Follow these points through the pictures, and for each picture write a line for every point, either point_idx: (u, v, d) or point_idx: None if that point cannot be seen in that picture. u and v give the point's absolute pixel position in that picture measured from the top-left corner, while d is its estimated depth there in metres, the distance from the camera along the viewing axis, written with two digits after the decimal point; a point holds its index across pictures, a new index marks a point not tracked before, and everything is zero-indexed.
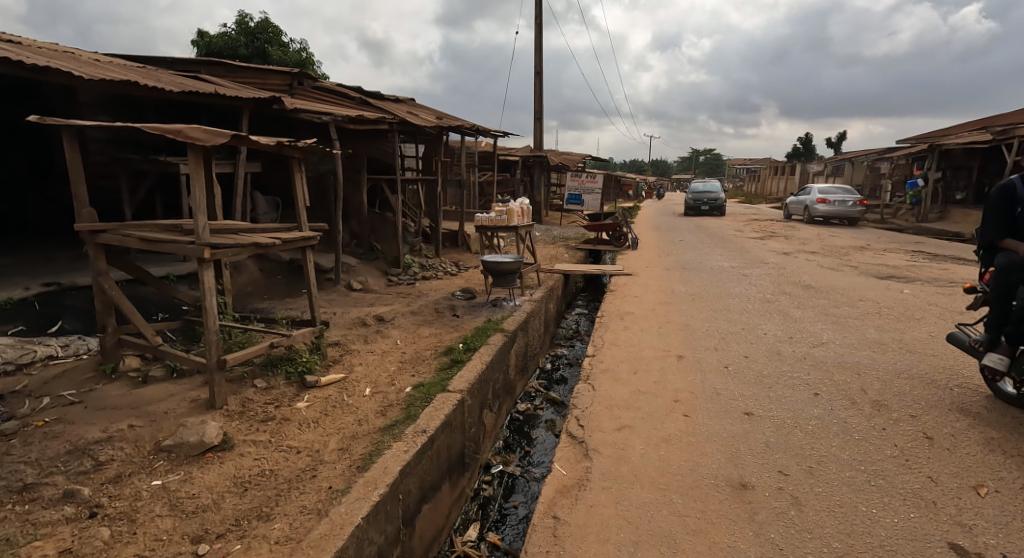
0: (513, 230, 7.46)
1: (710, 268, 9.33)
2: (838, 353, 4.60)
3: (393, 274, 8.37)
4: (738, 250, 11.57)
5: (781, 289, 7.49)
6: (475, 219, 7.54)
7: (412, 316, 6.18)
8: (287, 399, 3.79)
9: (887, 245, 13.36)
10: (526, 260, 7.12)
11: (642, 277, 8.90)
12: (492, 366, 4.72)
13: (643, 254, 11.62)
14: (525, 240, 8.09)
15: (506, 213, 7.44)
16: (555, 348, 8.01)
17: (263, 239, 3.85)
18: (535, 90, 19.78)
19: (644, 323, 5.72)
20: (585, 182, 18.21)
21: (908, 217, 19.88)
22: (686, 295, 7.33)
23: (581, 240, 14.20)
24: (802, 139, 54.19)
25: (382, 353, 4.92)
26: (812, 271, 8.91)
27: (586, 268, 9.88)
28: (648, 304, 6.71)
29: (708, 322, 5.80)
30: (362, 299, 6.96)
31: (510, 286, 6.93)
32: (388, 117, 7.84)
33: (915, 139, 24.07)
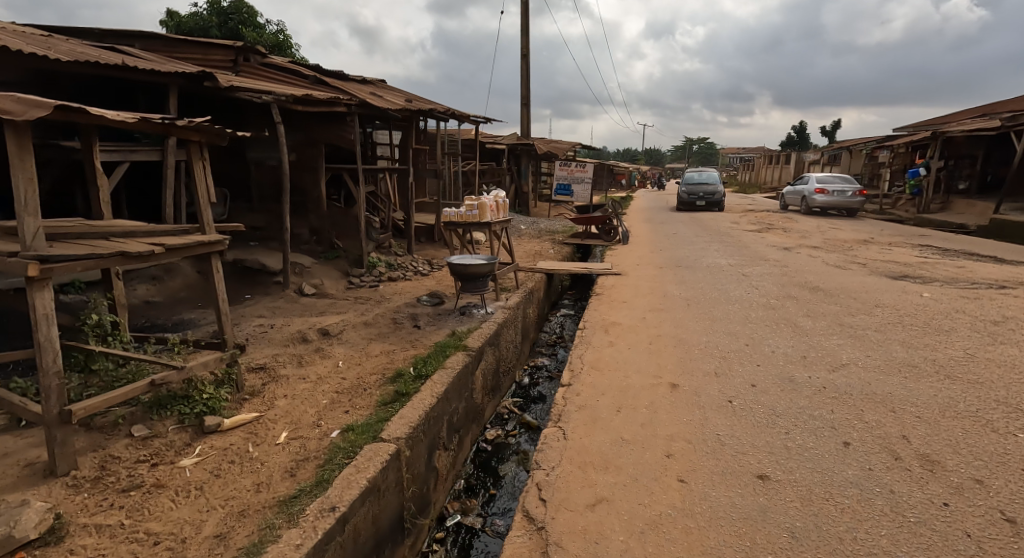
0: (486, 227, 6.62)
1: (706, 267, 8.54)
2: (864, 379, 3.82)
3: (355, 275, 7.53)
4: (735, 246, 10.80)
5: (786, 292, 6.71)
6: (443, 215, 6.68)
7: (365, 329, 5.36)
8: (171, 452, 2.94)
9: (892, 238, 12.61)
10: (499, 261, 6.29)
11: (632, 277, 8.11)
12: (447, 397, 3.91)
13: (634, 250, 10.82)
14: (501, 238, 7.25)
15: (478, 208, 6.59)
16: (534, 358, 7.23)
17: (138, 247, 2.99)
18: (523, 75, 18.81)
19: (632, 337, 4.93)
20: (574, 171, 17.34)
21: (909, 208, 19.16)
22: (680, 299, 6.54)
23: (568, 234, 13.38)
24: (797, 127, 53.42)
25: (317, 379, 4.11)
26: (817, 270, 8.15)
27: (571, 266, 9.08)
28: (638, 312, 5.92)
29: (706, 335, 5.02)
30: (313, 307, 6.13)
31: (480, 291, 6.10)
32: (344, 98, 6.95)
33: (915, 127, 23.32)
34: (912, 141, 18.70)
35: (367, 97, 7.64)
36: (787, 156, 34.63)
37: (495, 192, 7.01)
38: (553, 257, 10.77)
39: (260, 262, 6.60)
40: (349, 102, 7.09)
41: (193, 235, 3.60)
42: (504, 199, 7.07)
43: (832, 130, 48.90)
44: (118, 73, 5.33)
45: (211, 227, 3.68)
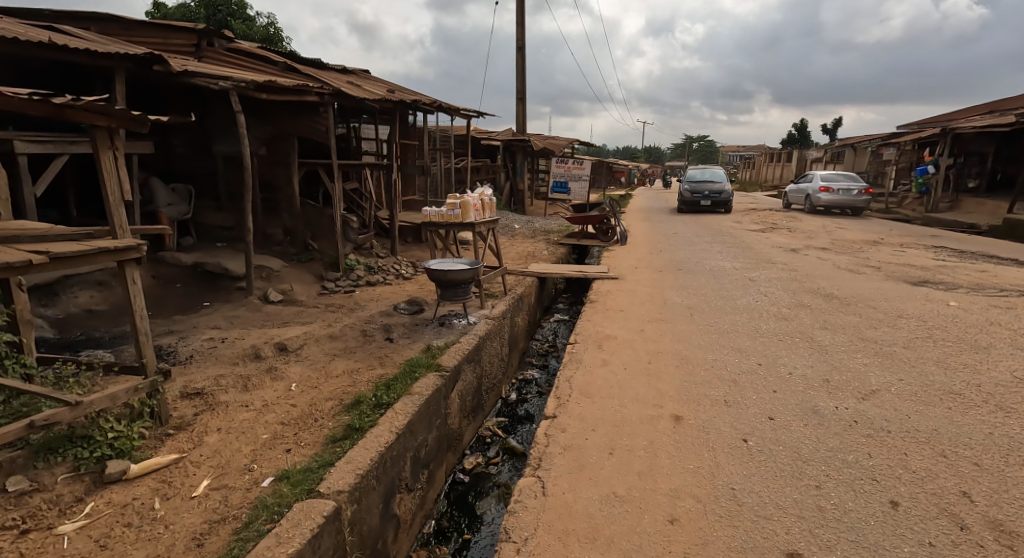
0: (470, 228, 6.02)
1: (709, 271, 7.96)
2: (902, 411, 3.25)
3: (330, 280, 6.95)
4: (739, 247, 10.22)
5: (798, 300, 6.13)
6: (422, 214, 6.10)
7: (329, 343, 4.77)
8: (52, 512, 2.37)
9: (903, 239, 12.04)
10: (483, 266, 5.71)
11: (630, 282, 7.54)
12: (410, 431, 3.33)
13: (632, 251, 10.24)
14: (487, 240, 6.67)
15: (460, 207, 6.01)
16: (523, 371, 6.68)
17: (12, 257, 2.40)
18: (519, 69, 18.22)
19: (630, 354, 4.35)
20: (571, 168, 16.77)
21: (916, 206, 18.59)
22: (682, 307, 5.96)
23: (564, 234, 12.79)
24: (798, 125, 52.80)
25: (261, 406, 3.52)
26: (830, 275, 7.56)
27: (565, 269, 8.52)
28: (636, 323, 5.33)
29: (713, 352, 4.44)
30: (277, 317, 5.55)
31: (461, 299, 5.52)
32: (315, 86, 6.36)
33: (922, 123, 22.73)
34: (920, 138, 18.11)
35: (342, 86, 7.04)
36: (789, 154, 34.02)
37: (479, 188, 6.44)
38: (547, 258, 10.19)
39: (221, 265, 6.05)
40: (321, 91, 6.48)
41: (103, 239, 3.00)
42: (491, 196, 6.53)
43: (833, 127, 48.28)
44: (52, 54, 4.74)
45: (128, 229, 3.08)
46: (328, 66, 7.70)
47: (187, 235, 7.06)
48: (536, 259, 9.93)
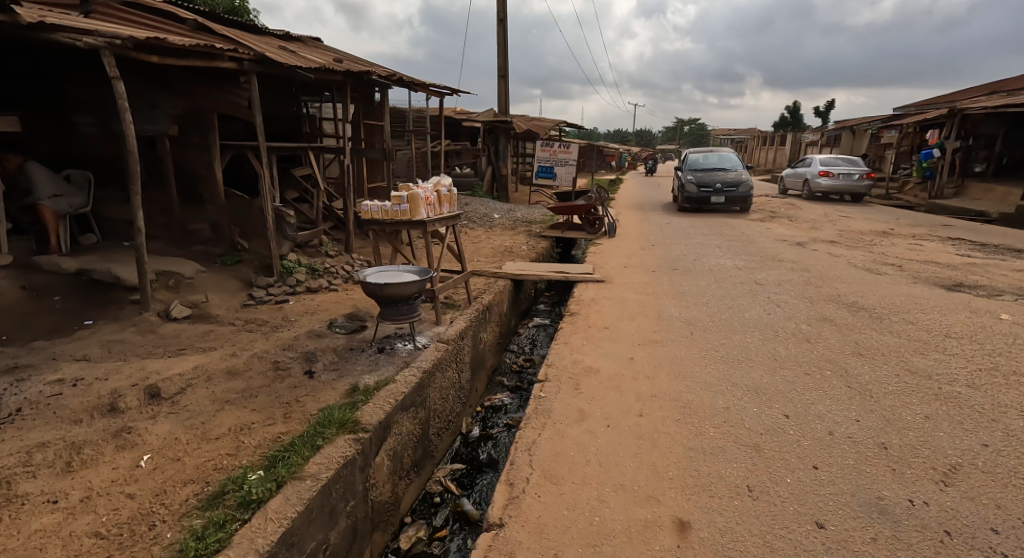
0: (421, 226, 4.90)
1: (708, 271, 6.94)
2: (1009, 512, 2.24)
3: (259, 288, 5.81)
4: (739, 240, 9.21)
5: (818, 312, 5.11)
6: (363, 209, 5.01)
7: (224, 382, 3.67)
8: None
9: (915, 229, 11.07)
10: (434, 275, 4.58)
11: (617, 286, 6.49)
12: (288, 545, 2.27)
13: (620, 246, 9.21)
14: (447, 239, 5.53)
15: (408, 200, 4.86)
16: (491, 395, 5.63)
17: None
18: (502, 45, 16.93)
19: (614, 402, 3.32)
20: (557, 152, 15.61)
21: (920, 192, 17.67)
22: (680, 323, 4.93)
23: (547, 225, 11.70)
24: (791, 107, 51.78)
25: (78, 500, 2.42)
26: (848, 277, 6.55)
27: (544, 269, 7.46)
28: (623, 348, 4.29)
29: (722, 395, 3.41)
30: (175, 341, 4.43)
31: (405, 319, 4.40)
32: (229, 50, 5.13)
33: (924, 104, 21.73)
34: (925, 119, 17.12)
35: (270, 51, 5.80)
36: (784, 136, 32.93)
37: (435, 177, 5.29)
38: (526, 253, 9.11)
39: (112, 273, 4.91)
40: (237, 55, 5.26)
41: None
42: (451, 187, 5.41)
43: (826, 109, 47.29)
44: None
45: None
46: (260, 29, 6.45)
47: (89, 232, 5.93)
48: (512, 255, 8.85)
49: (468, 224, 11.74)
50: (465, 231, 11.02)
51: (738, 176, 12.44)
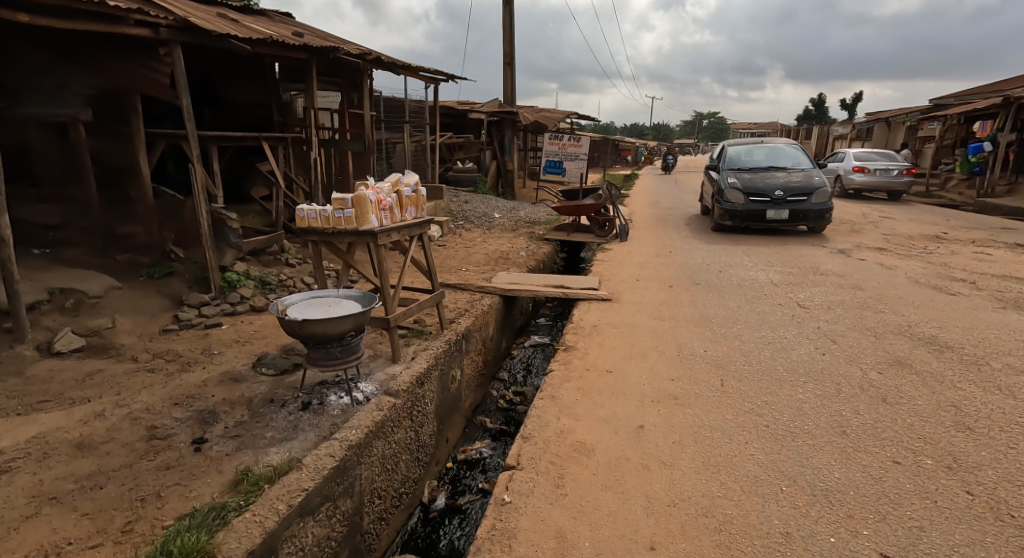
0: (371, 238, 3.81)
1: (738, 288, 5.76)
2: None
3: (187, 308, 4.77)
4: (769, 247, 7.99)
5: (888, 354, 3.92)
6: (299, 216, 3.94)
7: (67, 461, 2.63)
8: None
9: (974, 233, 9.67)
10: (378, 306, 3.47)
11: (627, 307, 5.36)
12: None
13: (632, 255, 8.08)
14: (411, 254, 4.42)
15: (353, 205, 3.77)
16: (467, 446, 4.54)
17: None
18: (509, 29, 15.78)
19: (613, 522, 2.21)
20: (567, 145, 14.43)
21: (966, 189, 16.10)
22: (706, 367, 3.79)
23: (552, 226, 10.59)
24: (816, 99, 49.68)
25: None
26: (913, 298, 5.33)
27: (541, 283, 6.36)
28: (630, 411, 3.17)
29: (778, 510, 2.27)
30: (46, 386, 3.41)
31: (335, 367, 3.29)
32: (134, 10, 4.04)
33: (969, 94, 20.01)
34: (974, 110, 15.54)
35: (200, 17, 4.71)
36: (811, 129, 31.20)
37: (399, 176, 4.34)
38: (524, 260, 8.02)
39: None
40: (150, 19, 4.18)
41: None
42: (418, 187, 4.46)
43: (854, 101, 45.19)
44: None
45: None
46: None
47: None
48: (508, 263, 7.76)
49: (465, 225, 10.71)
50: (460, 234, 9.96)
51: (803, 178, 8.47)
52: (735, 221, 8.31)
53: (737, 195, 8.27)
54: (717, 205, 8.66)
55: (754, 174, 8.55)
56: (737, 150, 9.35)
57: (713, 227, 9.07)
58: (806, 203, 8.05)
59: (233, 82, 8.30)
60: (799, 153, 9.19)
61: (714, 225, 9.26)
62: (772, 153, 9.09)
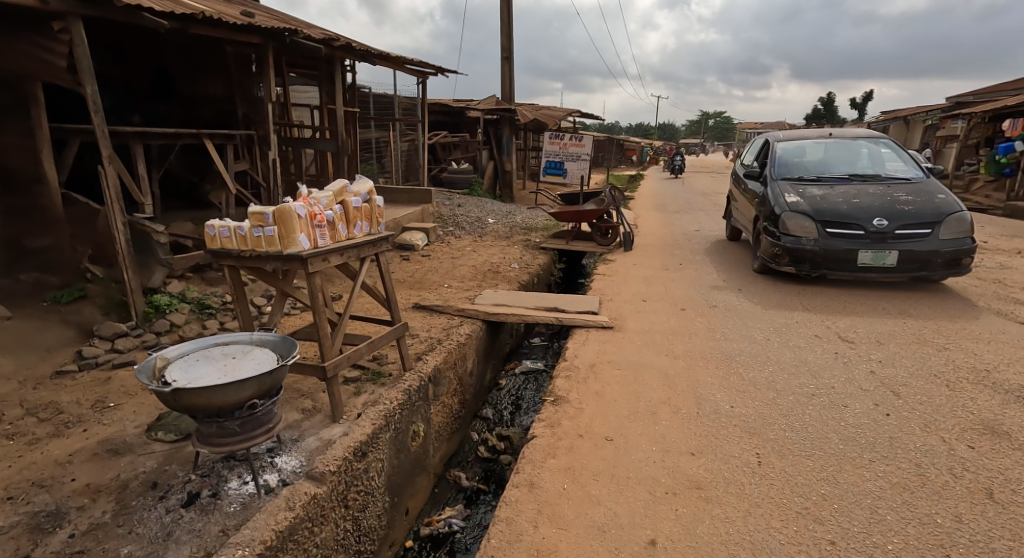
0: (299, 264, 2.93)
1: (762, 315, 4.90)
2: None
3: (95, 343, 3.92)
4: (850, 305, 5.10)
5: (971, 415, 3.04)
6: (209, 236, 3.06)
7: None
8: None
9: (1017, 242, 8.72)
10: (297, 358, 2.57)
11: (631, 339, 4.50)
12: None
13: (637, 269, 7.23)
14: (360, 281, 3.54)
15: (275, 221, 2.89)
16: (433, 517, 3.67)
17: None
18: (507, 21, 14.91)
19: None
20: (567, 145, 13.55)
21: (994, 193, 15.09)
22: (734, 434, 2.94)
23: (549, 233, 9.74)
24: (825, 98, 48.68)
25: None
26: (977, 329, 4.43)
27: (532, 305, 5.51)
28: (637, 513, 2.30)
29: None
30: None
31: (227, 448, 2.37)
32: None
33: (994, 92, 18.96)
34: (1004, 108, 14.51)
35: None
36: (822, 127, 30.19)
37: (349, 186, 3.50)
38: (516, 274, 7.17)
39: None
40: None
41: None
42: (373, 195, 3.60)
43: (865, 100, 44.10)
44: None
45: None
46: None
47: None
48: (497, 277, 6.92)
49: (455, 231, 9.87)
50: (448, 242, 9.12)
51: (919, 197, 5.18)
52: (802, 267, 5.20)
53: (806, 224, 5.17)
54: (767, 238, 5.57)
55: (829, 190, 5.42)
56: (789, 150, 6.27)
57: (757, 269, 6.02)
58: (927, 239, 4.84)
59: (196, 74, 7.53)
60: (899, 155, 5.94)
61: (754, 264, 6.21)
62: (848, 155, 5.98)
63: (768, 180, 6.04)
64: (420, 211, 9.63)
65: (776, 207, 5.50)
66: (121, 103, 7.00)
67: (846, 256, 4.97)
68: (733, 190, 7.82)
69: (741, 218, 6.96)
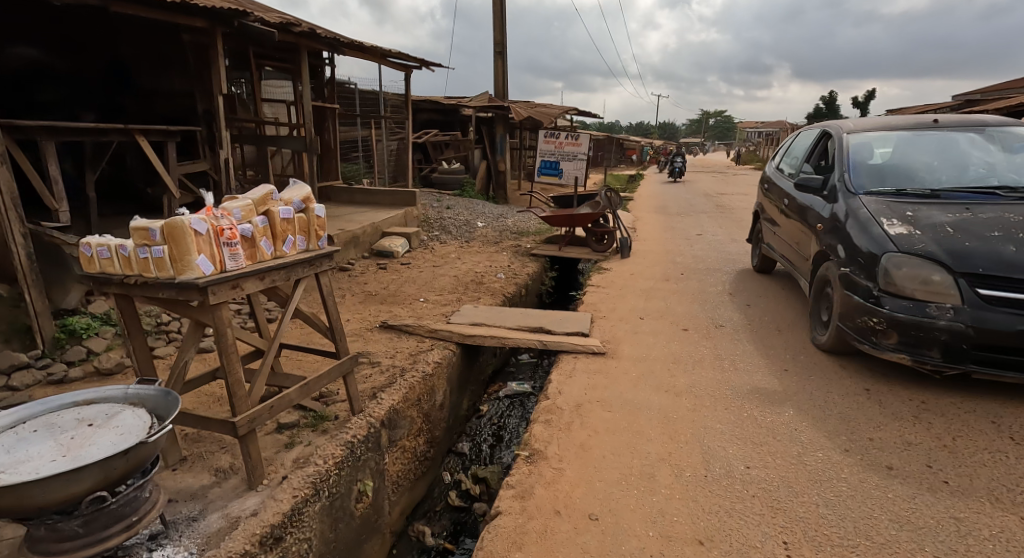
0: (195, 295, 2.28)
1: (775, 340, 4.30)
2: None
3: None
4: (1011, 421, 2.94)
5: None
6: (84, 259, 2.44)
7: None
8: None
9: None
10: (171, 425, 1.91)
11: (625, 369, 3.90)
12: None
13: (635, 279, 6.63)
14: (288, 310, 2.87)
15: (161, 240, 2.24)
16: None
17: None
18: (500, 14, 14.31)
19: None
20: (563, 143, 12.92)
21: None
22: (752, 510, 2.32)
23: (541, 238, 9.14)
24: (828, 97, 48.06)
25: None
26: None
27: (516, 324, 4.91)
28: None
29: None
30: None
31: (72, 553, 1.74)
32: None
33: (1007, 90, 18.33)
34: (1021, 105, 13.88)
35: None
36: None
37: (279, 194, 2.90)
38: (502, 284, 6.57)
39: None
40: None
41: None
42: (311, 204, 2.97)
43: (869, 99, 43.40)
44: None
45: None
46: None
47: None
48: (481, 289, 6.32)
49: (442, 236, 9.27)
50: (433, 248, 8.52)
51: None
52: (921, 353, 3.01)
53: (934, 278, 2.95)
54: (852, 295, 3.36)
55: (963, 215, 3.22)
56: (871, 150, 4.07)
57: (826, 343, 3.82)
58: None
59: None
60: None
61: (817, 330, 4.03)
62: (963, 156, 3.83)
63: (841, 196, 3.84)
64: (404, 215, 9.01)
65: (870, 243, 3.27)
66: (73, 99, 6.47)
67: (1018, 342, 2.76)
68: (768, 209, 5.66)
69: (788, 254, 4.86)
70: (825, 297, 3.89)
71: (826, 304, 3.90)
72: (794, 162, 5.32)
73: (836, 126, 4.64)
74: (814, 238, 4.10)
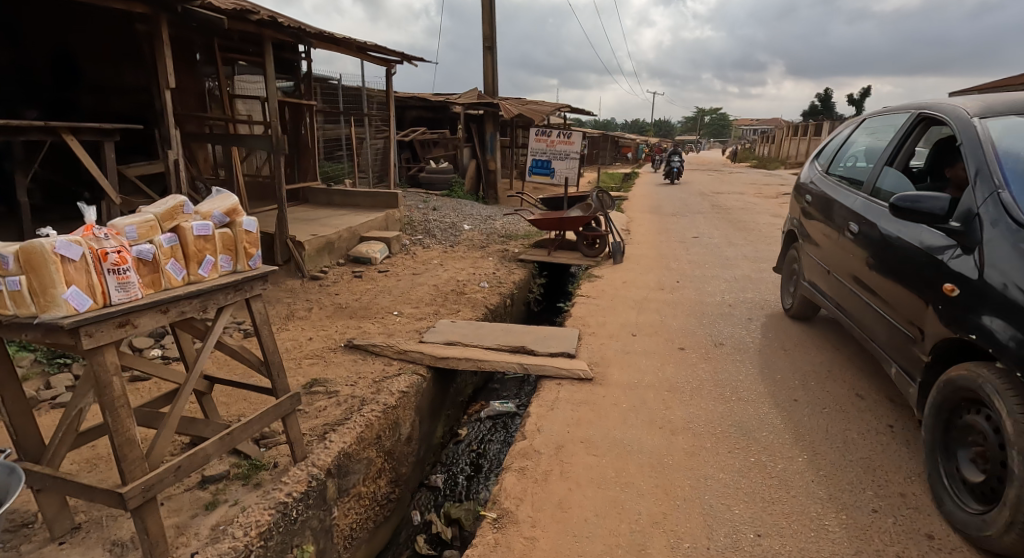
0: (62, 334, 1.81)
1: (782, 365, 3.86)
2: None
3: None
4: None
5: None
6: None
7: None
8: None
9: None
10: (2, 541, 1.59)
11: (614, 399, 3.46)
12: None
13: (628, 288, 6.20)
14: (205, 342, 2.38)
15: (17, 264, 1.77)
16: None
17: None
18: (490, 7, 13.82)
19: None
20: (554, 142, 12.45)
21: None
22: None
23: (530, 242, 8.68)
24: (824, 95, 47.78)
25: None
26: None
27: (495, 343, 4.47)
28: None
29: None
30: None
31: None
32: None
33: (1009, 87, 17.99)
34: None
35: None
36: (826, 125, 29.28)
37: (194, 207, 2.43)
38: (485, 294, 6.13)
39: None
40: None
41: None
42: (237, 215, 2.50)
43: (865, 96, 43.15)
44: None
45: None
46: None
47: None
48: (462, 299, 5.87)
49: (426, 240, 8.79)
50: (415, 253, 8.05)
51: None
52: None
53: None
54: None
55: None
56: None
57: (971, 527, 2.02)
58: None
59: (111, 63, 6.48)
60: None
61: (944, 488, 2.20)
62: None
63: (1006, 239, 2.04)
64: (385, 217, 8.53)
65: None
66: (17, 94, 5.98)
67: None
68: (815, 238, 3.93)
69: (858, 316, 3.15)
70: (973, 436, 2.06)
71: (969, 446, 2.09)
72: (859, 169, 3.62)
73: (951, 109, 2.88)
74: (928, 308, 2.37)
